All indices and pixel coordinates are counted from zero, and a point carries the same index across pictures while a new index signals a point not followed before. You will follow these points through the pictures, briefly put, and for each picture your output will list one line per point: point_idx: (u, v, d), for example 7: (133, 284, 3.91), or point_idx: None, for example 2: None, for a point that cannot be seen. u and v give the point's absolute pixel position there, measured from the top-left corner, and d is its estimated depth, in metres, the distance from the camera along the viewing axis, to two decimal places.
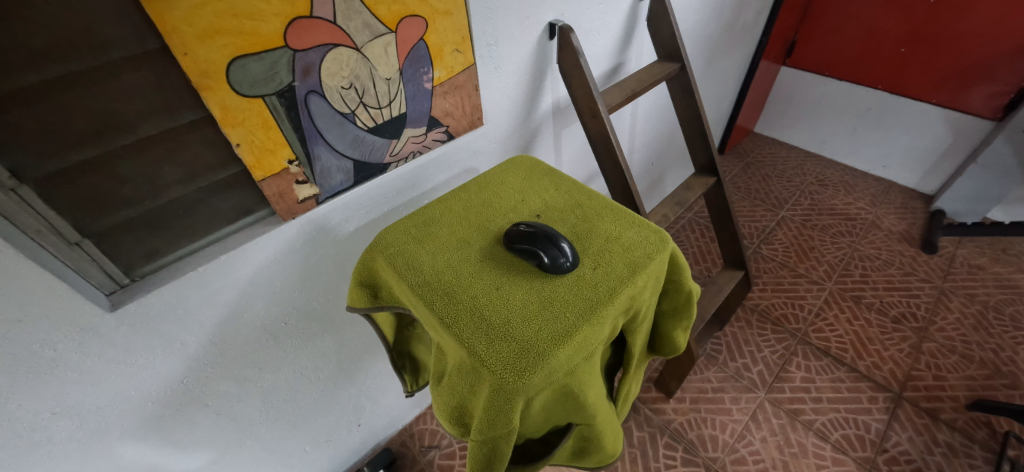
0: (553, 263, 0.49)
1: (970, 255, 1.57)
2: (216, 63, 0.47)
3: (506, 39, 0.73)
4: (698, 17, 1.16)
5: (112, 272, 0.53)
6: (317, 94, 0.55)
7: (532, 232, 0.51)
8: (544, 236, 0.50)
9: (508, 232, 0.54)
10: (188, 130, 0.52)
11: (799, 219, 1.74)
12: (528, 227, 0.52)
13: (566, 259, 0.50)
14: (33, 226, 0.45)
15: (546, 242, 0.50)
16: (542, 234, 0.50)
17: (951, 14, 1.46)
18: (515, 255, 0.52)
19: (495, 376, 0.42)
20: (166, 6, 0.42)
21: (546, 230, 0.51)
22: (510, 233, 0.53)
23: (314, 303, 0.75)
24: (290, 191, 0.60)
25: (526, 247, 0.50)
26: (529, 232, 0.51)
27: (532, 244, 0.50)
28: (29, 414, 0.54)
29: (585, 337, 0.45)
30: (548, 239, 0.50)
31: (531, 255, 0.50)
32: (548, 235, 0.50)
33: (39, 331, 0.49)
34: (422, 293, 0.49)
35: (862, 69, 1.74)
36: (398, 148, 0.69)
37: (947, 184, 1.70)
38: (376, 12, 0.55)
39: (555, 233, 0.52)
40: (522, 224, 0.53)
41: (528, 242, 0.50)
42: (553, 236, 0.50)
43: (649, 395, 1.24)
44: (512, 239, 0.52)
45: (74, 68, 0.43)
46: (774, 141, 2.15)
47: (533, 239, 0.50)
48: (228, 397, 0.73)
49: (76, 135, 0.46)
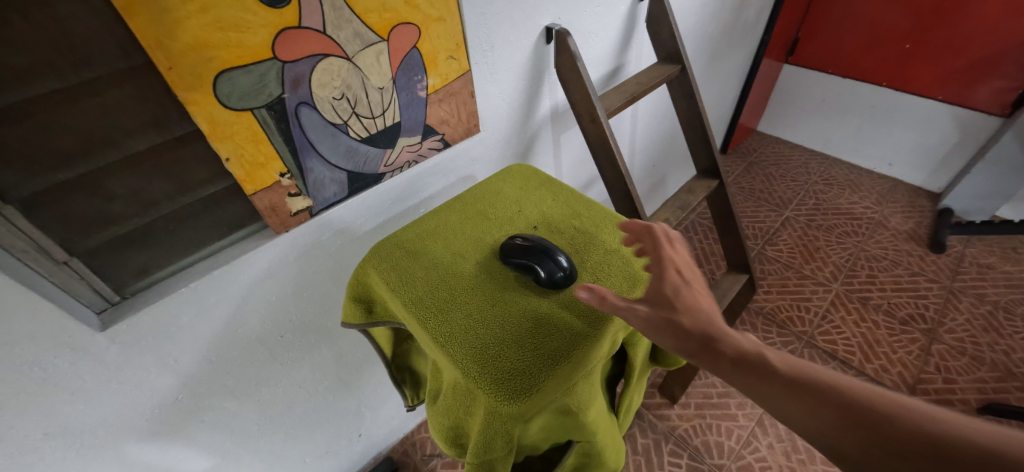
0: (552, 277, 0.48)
1: (979, 255, 1.54)
2: (203, 77, 0.45)
3: (501, 44, 0.71)
4: (699, 17, 1.14)
5: (102, 290, 0.52)
6: (308, 105, 0.54)
7: (529, 247, 0.49)
8: (541, 250, 0.49)
9: (504, 247, 0.52)
10: (177, 145, 0.51)
11: (804, 219, 1.72)
12: (525, 240, 0.51)
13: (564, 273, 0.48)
14: (17, 246, 0.43)
15: (545, 256, 0.49)
16: (541, 248, 0.49)
17: (957, 9, 1.43)
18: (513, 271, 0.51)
19: (490, 399, 0.40)
20: (149, 19, 0.41)
21: (545, 244, 0.50)
22: (507, 247, 0.51)
23: (310, 316, 0.74)
24: (283, 204, 0.59)
25: (524, 261, 0.49)
26: (527, 245, 0.50)
27: (529, 258, 0.49)
28: (21, 435, 0.53)
29: (583, 356, 0.44)
30: (548, 253, 0.49)
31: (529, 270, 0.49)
32: (546, 249, 0.49)
33: (29, 353, 0.48)
34: (416, 311, 0.48)
35: (867, 66, 1.71)
36: (393, 157, 0.67)
37: (954, 182, 1.67)
38: (367, 21, 0.54)
39: (553, 246, 0.51)
40: (519, 237, 0.52)
41: (527, 257, 0.49)
42: (553, 250, 0.49)
43: (653, 401, 1.23)
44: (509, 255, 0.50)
45: (58, 86, 0.42)
46: (777, 139, 2.12)
47: (531, 253, 0.49)
48: (225, 412, 0.72)
49: (61, 154, 0.45)
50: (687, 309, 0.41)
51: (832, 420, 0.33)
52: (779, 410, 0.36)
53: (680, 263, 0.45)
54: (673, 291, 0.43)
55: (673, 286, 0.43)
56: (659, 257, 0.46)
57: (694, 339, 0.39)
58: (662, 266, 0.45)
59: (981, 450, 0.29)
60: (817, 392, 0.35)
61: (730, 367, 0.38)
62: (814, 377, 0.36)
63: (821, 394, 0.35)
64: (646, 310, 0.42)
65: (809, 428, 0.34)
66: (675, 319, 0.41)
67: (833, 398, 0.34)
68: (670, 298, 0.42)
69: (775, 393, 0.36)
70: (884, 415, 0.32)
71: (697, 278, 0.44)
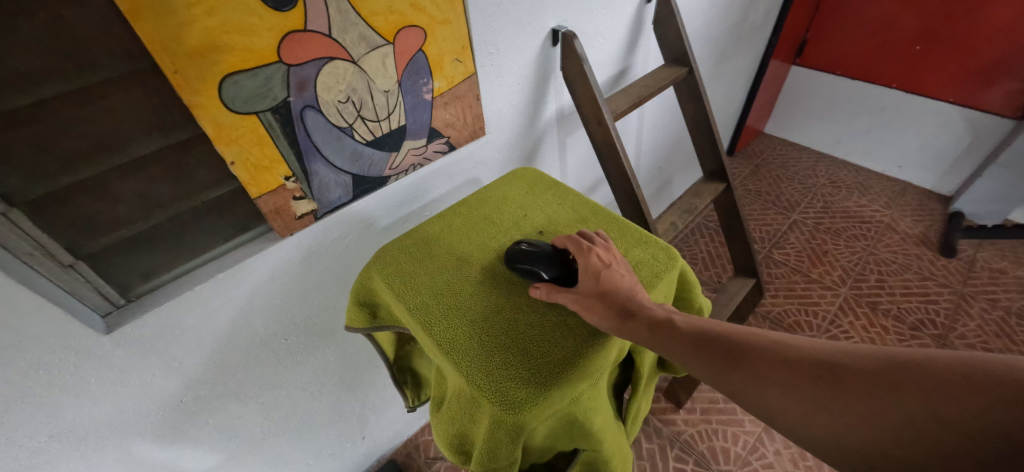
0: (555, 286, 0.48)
1: (991, 259, 1.52)
2: (209, 80, 0.45)
3: (507, 47, 0.71)
4: (706, 18, 1.13)
5: (108, 293, 0.52)
6: (314, 109, 0.54)
7: (535, 254, 0.49)
8: (548, 258, 0.49)
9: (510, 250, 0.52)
10: (183, 148, 0.51)
11: (812, 222, 1.70)
12: (531, 246, 0.51)
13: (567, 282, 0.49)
14: (22, 249, 0.43)
15: (551, 265, 0.49)
16: (548, 256, 0.49)
17: (969, 9, 1.41)
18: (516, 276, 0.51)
19: (495, 408, 0.40)
20: (155, 23, 0.40)
21: (551, 253, 0.50)
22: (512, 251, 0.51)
23: (314, 319, 0.73)
24: (287, 207, 0.59)
25: (529, 269, 0.49)
26: (533, 252, 0.50)
27: (533, 264, 0.49)
28: (26, 438, 0.53)
29: (588, 364, 0.43)
30: (554, 261, 0.49)
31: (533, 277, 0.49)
32: (552, 257, 0.49)
33: (35, 356, 0.47)
34: (419, 317, 0.47)
35: (877, 68, 1.69)
36: (398, 161, 0.67)
37: (965, 185, 1.65)
38: (372, 24, 0.53)
39: (560, 254, 0.51)
40: (525, 242, 0.52)
41: (533, 264, 0.49)
42: (559, 260, 0.49)
43: (658, 405, 1.22)
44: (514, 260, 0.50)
45: (64, 89, 0.42)
46: (784, 142, 2.10)
47: (537, 260, 0.49)
48: (229, 415, 0.72)
49: (67, 157, 0.45)
50: (608, 289, 0.46)
51: (726, 362, 0.41)
52: (685, 361, 0.42)
53: (604, 253, 0.49)
54: (595, 276, 0.47)
55: (596, 272, 0.47)
56: (582, 248, 0.49)
57: (615, 315, 0.44)
58: (586, 256, 0.48)
59: (821, 358, 0.38)
60: (711, 341, 0.42)
61: (648, 334, 0.43)
62: (708, 330, 0.43)
63: (715, 341, 0.42)
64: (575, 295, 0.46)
65: (708, 371, 0.42)
66: (598, 300, 0.45)
67: (723, 343, 0.42)
68: (595, 283, 0.46)
69: (682, 346, 0.42)
70: (761, 349, 0.40)
71: (618, 264, 0.49)
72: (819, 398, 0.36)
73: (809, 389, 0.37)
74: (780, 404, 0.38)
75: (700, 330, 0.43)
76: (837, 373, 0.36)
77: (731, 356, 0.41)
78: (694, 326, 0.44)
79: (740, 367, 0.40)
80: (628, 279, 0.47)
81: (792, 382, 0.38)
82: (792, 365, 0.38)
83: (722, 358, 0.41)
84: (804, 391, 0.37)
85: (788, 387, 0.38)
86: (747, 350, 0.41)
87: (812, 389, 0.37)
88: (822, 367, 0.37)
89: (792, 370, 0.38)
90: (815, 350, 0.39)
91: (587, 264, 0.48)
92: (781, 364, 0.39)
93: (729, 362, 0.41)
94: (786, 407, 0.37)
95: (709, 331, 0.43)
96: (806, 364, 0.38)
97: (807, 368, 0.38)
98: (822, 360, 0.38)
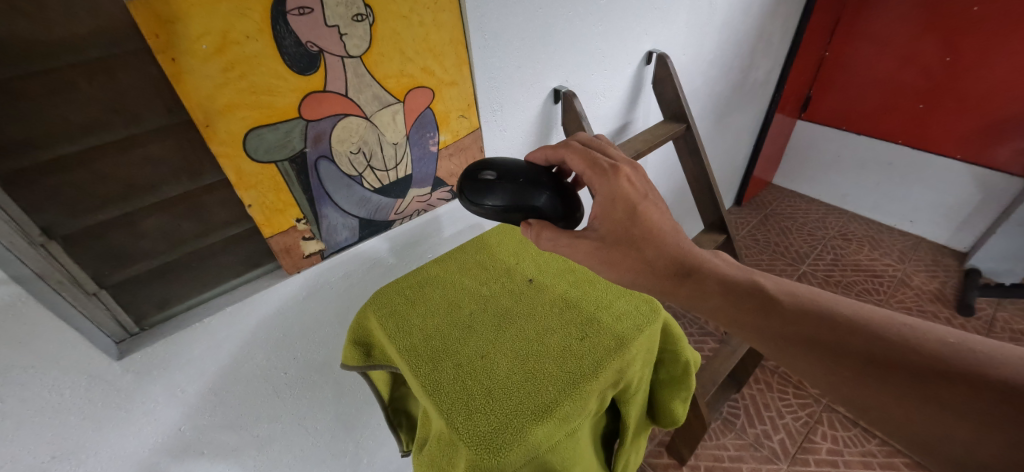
0: (533, 208, 0.58)
1: (1011, 319, 1.47)
2: (235, 134, 0.51)
3: (510, 105, 0.77)
4: (706, 77, 1.19)
5: (124, 321, 0.56)
6: (328, 159, 0.59)
7: (492, 185, 0.58)
8: (506, 189, 0.57)
9: (467, 176, 0.61)
10: (207, 191, 0.57)
11: (822, 275, 1.68)
12: (492, 173, 0.59)
13: (543, 198, 0.58)
14: (54, 277, 0.47)
15: (514, 190, 0.57)
16: (504, 184, 0.58)
17: (970, 71, 1.45)
18: (489, 216, 0.60)
19: (472, 453, 0.43)
20: (193, 84, 0.46)
21: (508, 178, 0.58)
22: (467, 179, 0.60)
23: (316, 353, 0.76)
24: (297, 246, 0.63)
25: (494, 205, 0.58)
26: (490, 182, 0.58)
27: (501, 196, 0.57)
28: (31, 458, 0.53)
29: (567, 412, 0.47)
30: (513, 187, 0.57)
31: (505, 211, 0.58)
32: (513, 187, 0.57)
33: (51, 377, 0.50)
34: (410, 359, 0.53)
35: (881, 124, 1.72)
36: (403, 206, 0.72)
37: (981, 241, 1.63)
38: (386, 85, 0.59)
39: (521, 182, 0.58)
40: (483, 170, 0.60)
41: (497, 200, 0.58)
42: (518, 184, 0.58)
43: (660, 461, 1.18)
44: (476, 200, 0.59)
45: (108, 139, 0.48)
46: (792, 193, 2.13)
47: (496, 192, 0.58)
48: (225, 449, 0.71)
49: (103, 197, 0.50)
50: (645, 238, 0.51)
51: (858, 359, 0.40)
52: (784, 351, 0.44)
53: (632, 178, 0.54)
54: (627, 217, 0.52)
55: (626, 205, 0.52)
56: (609, 172, 0.54)
57: (673, 277, 0.49)
58: (613, 184, 0.53)
59: (993, 369, 0.36)
60: (840, 335, 0.42)
61: (719, 295, 0.48)
62: (814, 307, 0.44)
63: (846, 334, 0.42)
64: (601, 239, 0.53)
65: (773, 344, 0.44)
66: (633, 247, 0.51)
67: (858, 337, 0.41)
68: (617, 229, 0.52)
69: (769, 325, 0.44)
70: (909, 348, 0.39)
71: (648, 194, 0.53)
72: (982, 413, 0.35)
73: (969, 401, 0.36)
74: (918, 410, 0.37)
75: (820, 316, 0.43)
76: (1012, 387, 0.35)
77: (865, 353, 0.40)
78: (810, 311, 0.44)
79: (876, 370, 0.39)
80: (659, 215, 0.52)
81: (944, 392, 0.37)
82: (946, 373, 0.37)
83: (854, 354, 0.40)
84: (960, 406, 0.36)
85: (941, 395, 0.37)
86: (852, 331, 0.41)
87: (972, 403, 0.36)
88: (988, 379, 0.36)
89: (945, 378, 0.37)
90: (985, 357, 0.37)
91: (615, 193, 0.53)
92: (934, 368, 0.38)
93: (864, 361, 0.40)
94: (931, 415, 0.37)
95: (835, 320, 0.43)
96: (967, 372, 0.37)
97: (966, 378, 0.37)
98: (990, 370, 0.36)
